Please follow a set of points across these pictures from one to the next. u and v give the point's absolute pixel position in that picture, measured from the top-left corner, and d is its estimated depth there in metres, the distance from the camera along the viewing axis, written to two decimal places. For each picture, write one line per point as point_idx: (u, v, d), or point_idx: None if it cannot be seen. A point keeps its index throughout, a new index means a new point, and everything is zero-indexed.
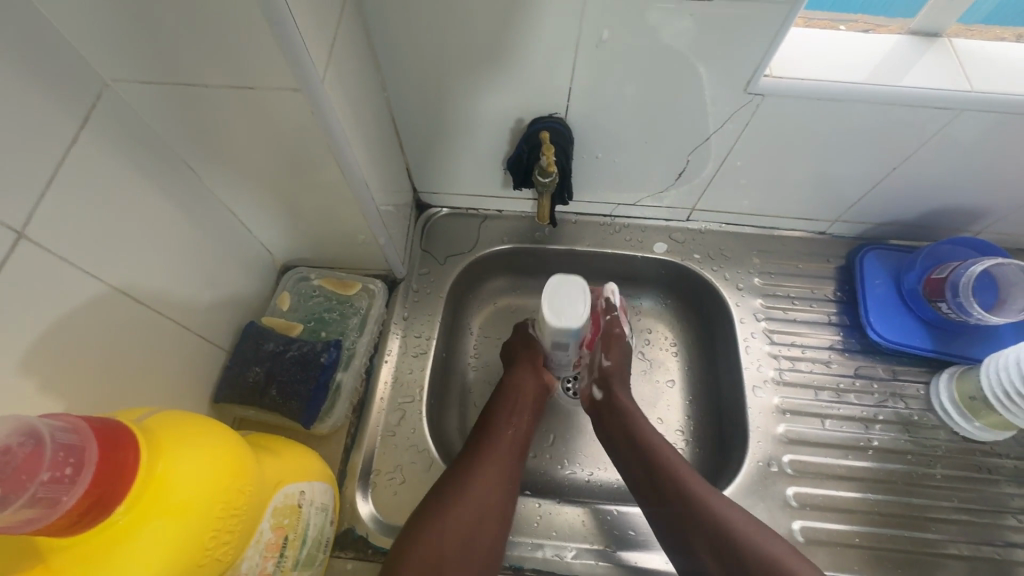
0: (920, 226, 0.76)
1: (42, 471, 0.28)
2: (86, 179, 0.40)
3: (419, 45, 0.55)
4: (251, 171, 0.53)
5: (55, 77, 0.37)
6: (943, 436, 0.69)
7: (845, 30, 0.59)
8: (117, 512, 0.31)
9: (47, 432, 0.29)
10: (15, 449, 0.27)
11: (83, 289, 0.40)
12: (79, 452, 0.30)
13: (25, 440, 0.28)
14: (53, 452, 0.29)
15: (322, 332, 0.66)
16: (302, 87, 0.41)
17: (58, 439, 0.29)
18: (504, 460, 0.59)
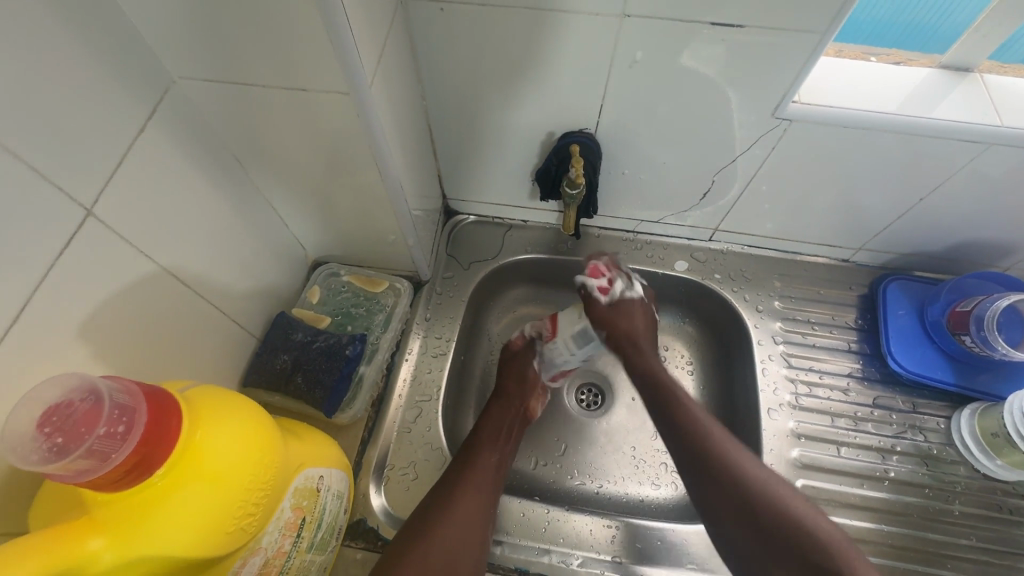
0: (947, 258, 0.75)
1: (99, 426, 0.30)
2: (148, 166, 0.43)
3: (460, 58, 0.58)
4: (295, 168, 0.56)
5: (130, 72, 0.41)
6: (963, 472, 0.67)
7: (876, 62, 0.60)
8: (156, 474, 0.33)
9: (106, 391, 0.31)
10: (77, 404, 0.30)
11: (138, 268, 0.43)
12: (132, 412, 0.32)
13: (86, 397, 0.31)
14: (110, 410, 0.31)
15: (348, 326, 0.68)
16: (351, 91, 0.44)
17: (115, 400, 0.32)
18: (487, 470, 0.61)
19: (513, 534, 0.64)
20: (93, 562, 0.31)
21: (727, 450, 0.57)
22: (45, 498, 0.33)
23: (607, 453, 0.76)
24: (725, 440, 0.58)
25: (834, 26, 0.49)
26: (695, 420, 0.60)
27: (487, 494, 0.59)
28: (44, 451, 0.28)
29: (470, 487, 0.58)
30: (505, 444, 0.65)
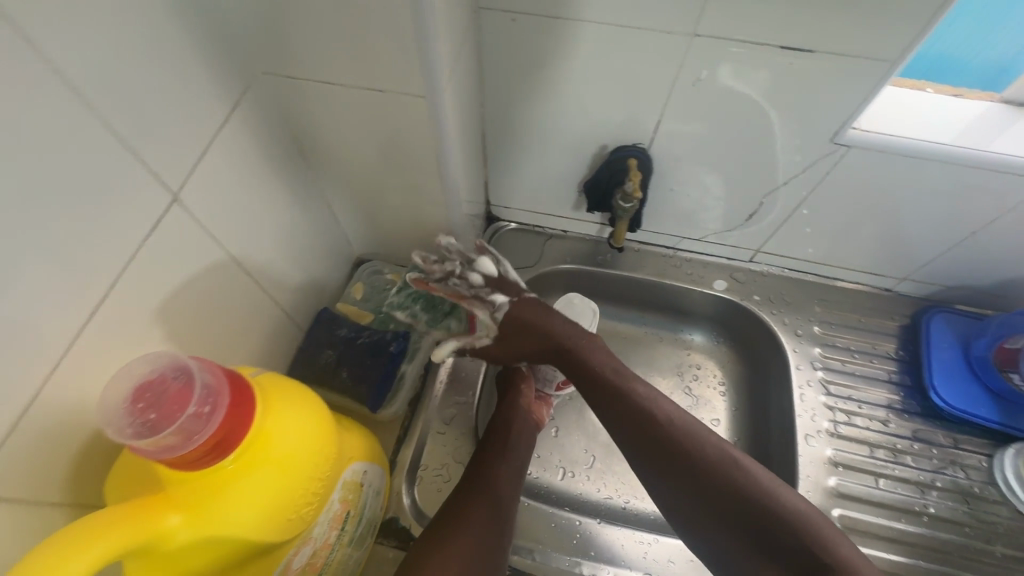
0: (994, 294, 0.74)
1: (188, 405, 0.31)
2: (228, 156, 0.44)
3: (523, 67, 0.59)
4: (357, 167, 0.57)
5: (220, 65, 0.42)
6: (1004, 513, 0.66)
7: (933, 93, 0.60)
8: (228, 458, 0.33)
9: (195, 371, 0.32)
10: (170, 382, 0.32)
11: (210, 254, 0.44)
12: (216, 394, 0.33)
13: (177, 376, 0.32)
14: (198, 390, 0.32)
15: (391, 324, 0.67)
16: (427, 93, 0.45)
17: (203, 380, 0.32)
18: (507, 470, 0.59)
19: (545, 543, 0.65)
20: (168, 537, 0.32)
21: (777, 496, 0.50)
22: (120, 472, 0.34)
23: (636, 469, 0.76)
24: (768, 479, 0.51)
25: (906, 56, 0.49)
26: (705, 454, 0.53)
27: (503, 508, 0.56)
28: (138, 426, 0.30)
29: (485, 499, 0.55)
30: (519, 455, 0.62)
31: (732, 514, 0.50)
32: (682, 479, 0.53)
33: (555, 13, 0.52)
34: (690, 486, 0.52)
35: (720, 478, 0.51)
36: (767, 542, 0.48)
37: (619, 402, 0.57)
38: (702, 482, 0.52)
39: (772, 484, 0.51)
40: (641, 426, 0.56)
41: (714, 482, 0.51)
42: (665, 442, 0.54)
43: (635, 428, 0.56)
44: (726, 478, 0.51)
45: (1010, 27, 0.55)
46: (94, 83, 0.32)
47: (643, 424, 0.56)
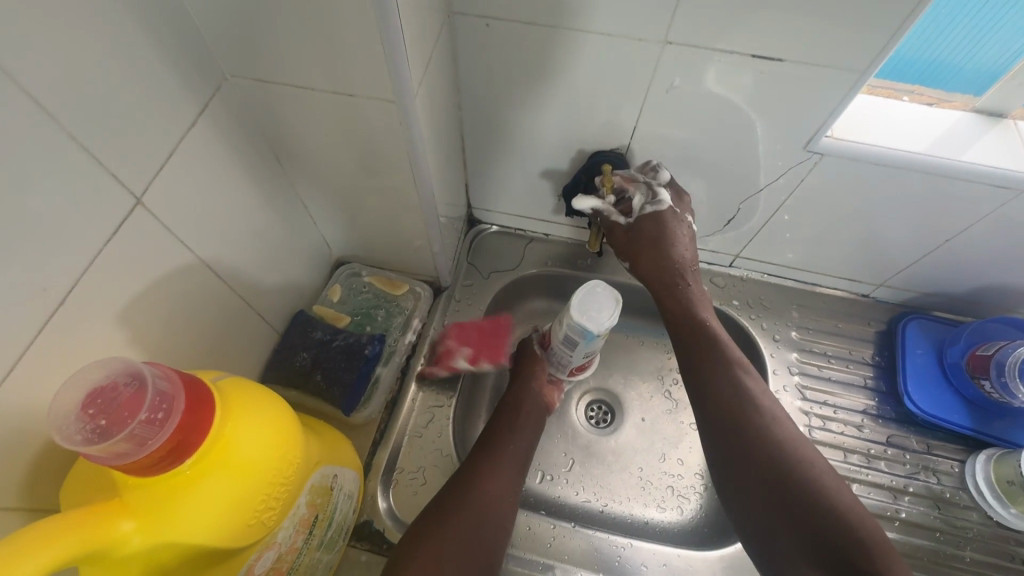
0: (968, 301, 0.75)
1: (140, 412, 0.31)
2: (195, 159, 0.44)
3: (500, 71, 0.59)
4: (331, 169, 0.57)
5: (187, 68, 0.42)
6: (975, 518, 0.66)
7: (907, 102, 0.61)
8: (185, 463, 0.33)
9: (149, 377, 0.32)
10: (122, 388, 0.31)
11: (177, 257, 0.44)
12: (170, 400, 0.33)
13: (130, 381, 0.32)
14: (151, 396, 0.32)
15: (366, 327, 0.68)
16: (397, 98, 0.45)
17: (157, 386, 0.32)
18: (512, 454, 0.62)
19: (519, 547, 0.65)
20: (122, 544, 0.32)
21: (837, 492, 0.50)
22: (76, 478, 0.34)
23: (614, 472, 0.76)
24: (834, 479, 0.51)
25: (875, 64, 0.49)
26: (782, 439, 0.54)
27: (503, 491, 0.58)
28: (87, 432, 0.29)
29: (487, 482, 0.57)
30: (523, 443, 0.64)
31: (789, 507, 0.50)
32: (748, 465, 0.54)
33: (529, 18, 0.52)
34: (762, 479, 0.53)
35: (794, 477, 0.51)
36: (817, 542, 0.48)
37: (712, 390, 0.59)
38: (772, 473, 0.52)
39: (836, 486, 0.51)
40: (721, 413, 0.57)
41: (786, 479, 0.52)
42: (748, 431, 0.55)
43: (720, 419, 0.57)
44: (793, 471, 0.52)
45: (995, 37, 0.53)
46: (50, 86, 0.32)
47: (729, 413, 0.57)
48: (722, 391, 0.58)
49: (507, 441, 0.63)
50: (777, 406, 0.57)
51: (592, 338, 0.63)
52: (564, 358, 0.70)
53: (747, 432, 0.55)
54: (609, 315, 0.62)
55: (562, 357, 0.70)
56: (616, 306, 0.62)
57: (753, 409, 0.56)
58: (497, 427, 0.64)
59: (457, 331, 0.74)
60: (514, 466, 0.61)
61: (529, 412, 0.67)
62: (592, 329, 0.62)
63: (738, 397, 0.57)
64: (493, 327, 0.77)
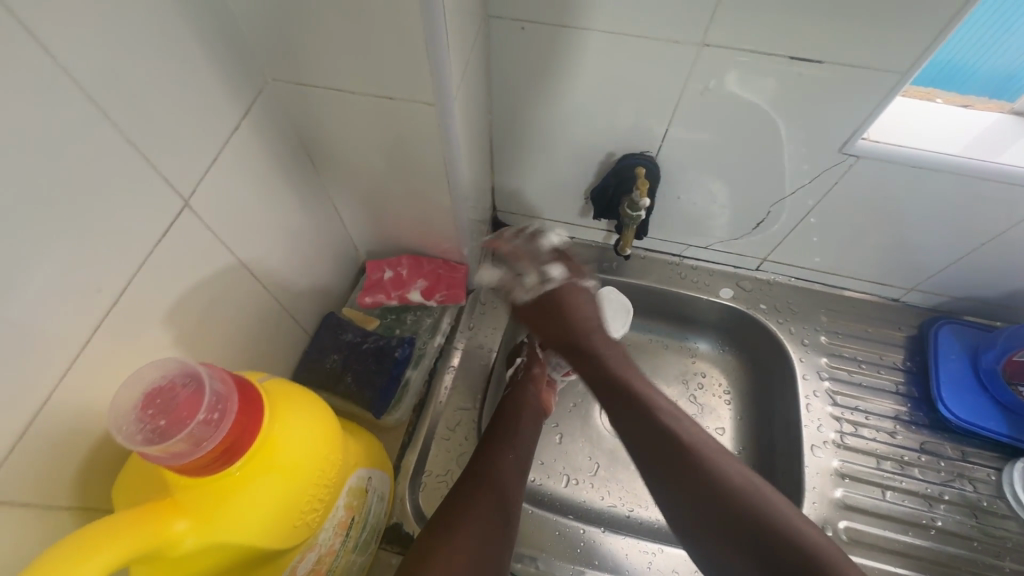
0: (1002, 306, 0.73)
1: (197, 413, 0.31)
2: (237, 162, 0.45)
3: (532, 74, 0.59)
4: (364, 172, 0.57)
5: (232, 72, 0.42)
6: (1013, 527, 0.65)
7: (942, 103, 0.60)
8: (235, 465, 0.33)
9: (205, 378, 0.33)
10: (179, 388, 0.32)
11: (219, 259, 0.45)
12: (225, 401, 0.33)
13: (187, 382, 0.32)
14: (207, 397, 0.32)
15: (396, 329, 0.67)
16: (436, 101, 0.46)
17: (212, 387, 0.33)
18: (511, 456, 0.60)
19: (548, 552, 0.65)
20: (176, 544, 0.32)
21: (771, 508, 0.47)
22: (127, 479, 0.34)
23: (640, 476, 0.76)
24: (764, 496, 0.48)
25: (916, 66, 0.49)
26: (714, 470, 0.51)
27: (509, 489, 0.57)
28: (146, 432, 0.30)
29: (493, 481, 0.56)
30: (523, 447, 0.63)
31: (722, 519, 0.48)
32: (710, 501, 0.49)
33: (565, 22, 0.52)
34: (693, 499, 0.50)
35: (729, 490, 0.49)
36: None
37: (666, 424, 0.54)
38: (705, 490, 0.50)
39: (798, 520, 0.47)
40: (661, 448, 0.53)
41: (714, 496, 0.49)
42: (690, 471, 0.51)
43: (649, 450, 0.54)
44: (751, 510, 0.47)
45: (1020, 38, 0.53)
46: (108, 91, 0.32)
47: (643, 443, 0.54)
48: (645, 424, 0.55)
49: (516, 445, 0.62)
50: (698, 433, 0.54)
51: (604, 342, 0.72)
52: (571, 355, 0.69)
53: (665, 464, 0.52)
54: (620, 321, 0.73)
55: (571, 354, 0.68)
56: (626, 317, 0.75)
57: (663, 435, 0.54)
58: (501, 432, 0.63)
59: (409, 261, 0.68)
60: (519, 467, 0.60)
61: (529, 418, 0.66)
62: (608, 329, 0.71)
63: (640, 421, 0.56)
64: (452, 267, 0.69)
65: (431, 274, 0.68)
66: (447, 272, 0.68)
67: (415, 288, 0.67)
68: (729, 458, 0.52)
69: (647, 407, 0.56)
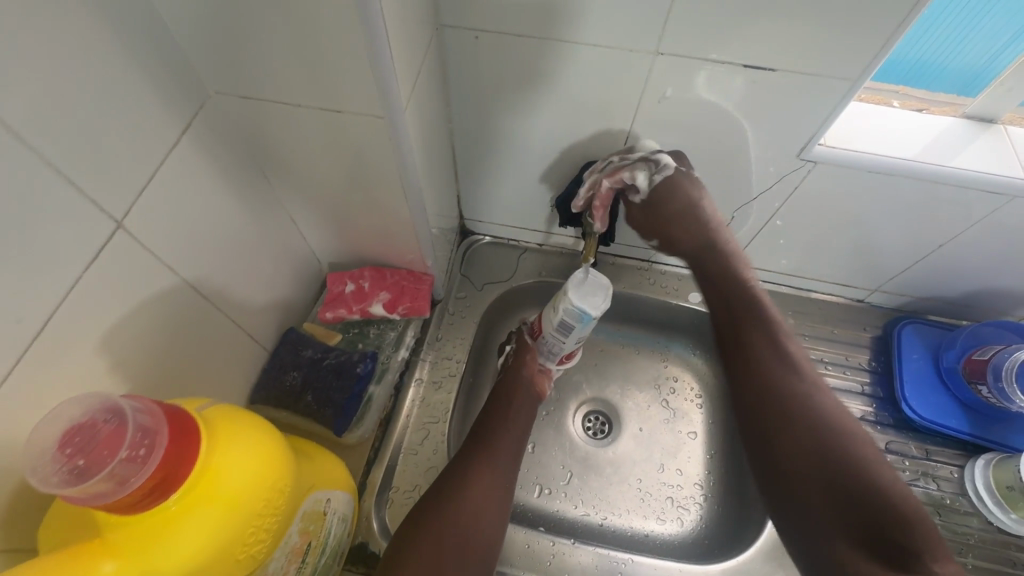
0: (962, 305, 0.75)
1: (121, 449, 0.30)
2: (176, 179, 0.43)
3: (492, 83, 0.58)
4: (320, 185, 0.55)
5: (167, 87, 0.41)
6: (976, 524, 0.66)
7: (898, 107, 0.61)
8: (170, 499, 0.32)
9: (129, 412, 0.31)
10: (101, 424, 0.30)
11: (161, 280, 0.43)
12: (153, 435, 0.31)
13: (109, 418, 0.30)
14: (132, 433, 0.31)
15: (359, 344, 0.66)
16: (385, 114, 0.45)
17: (138, 422, 0.31)
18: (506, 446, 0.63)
19: (519, 566, 0.64)
20: None
21: (872, 464, 0.51)
22: (55, 519, 0.33)
23: (613, 484, 0.76)
24: (880, 459, 0.51)
25: (868, 71, 0.49)
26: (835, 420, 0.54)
27: (486, 512, 0.56)
28: (64, 473, 0.28)
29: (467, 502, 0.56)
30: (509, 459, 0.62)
31: (827, 478, 0.51)
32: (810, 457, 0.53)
33: (520, 31, 0.52)
34: (809, 462, 0.53)
35: (846, 450, 0.52)
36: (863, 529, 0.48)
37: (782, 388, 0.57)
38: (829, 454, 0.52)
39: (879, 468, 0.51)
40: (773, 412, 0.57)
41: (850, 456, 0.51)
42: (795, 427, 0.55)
43: (763, 412, 0.58)
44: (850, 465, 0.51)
45: (977, 36, 0.53)
46: (25, 111, 0.31)
47: (790, 405, 0.56)
48: (775, 391, 0.58)
49: (492, 460, 0.61)
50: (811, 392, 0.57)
51: (584, 323, 0.62)
52: (555, 345, 0.68)
53: (795, 423, 0.55)
54: (601, 297, 0.61)
55: (552, 346, 0.68)
56: (608, 291, 0.62)
57: (799, 396, 0.56)
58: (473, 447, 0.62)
59: (372, 274, 0.66)
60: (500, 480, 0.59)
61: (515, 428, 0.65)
62: (586, 308, 0.60)
63: (777, 389, 0.58)
64: (416, 278, 0.67)
65: (395, 285, 0.67)
66: (411, 283, 0.67)
67: (378, 301, 0.65)
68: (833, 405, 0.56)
69: (781, 364, 0.59)
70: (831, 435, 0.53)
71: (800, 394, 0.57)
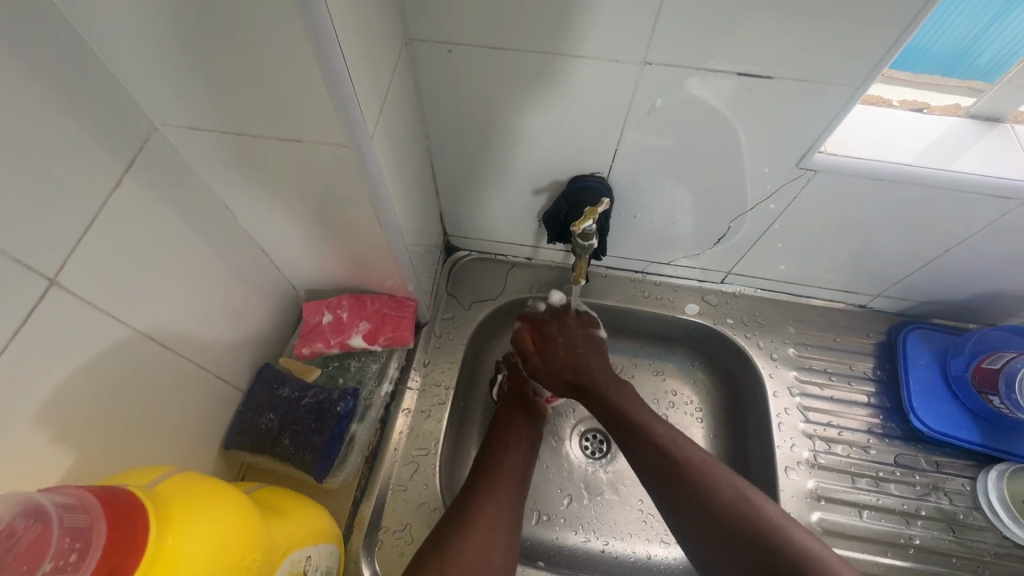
0: (967, 308, 0.72)
1: (45, 560, 0.27)
2: (121, 223, 0.40)
3: (467, 98, 0.55)
4: (286, 215, 0.52)
5: (103, 125, 0.37)
6: (991, 539, 0.64)
7: (898, 107, 0.57)
8: None
9: (53, 514, 0.28)
10: (20, 533, 0.27)
11: (110, 334, 0.40)
12: (85, 535, 0.29)
13: (29, 523, 0.27)
14: (59, 537, 0.28)
15: (339, 379, 0.62)
16: (349, 142, 0.41)
17: (65, 523, 0.28)
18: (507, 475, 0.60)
19: None
20: None
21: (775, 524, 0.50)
22: None
23: (614, 507, 0.72)
24: (773, 510, 0.51)
25: (869, 78, 0.46)
26: (716, 493, 0.53)
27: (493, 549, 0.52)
28: None
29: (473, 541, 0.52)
30: (510, 489, 0.59)
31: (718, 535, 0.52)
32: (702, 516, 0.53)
33: (494, 43, 0.48)
34: (702, 531, 0.53)
35: (727, 515, 0.51)
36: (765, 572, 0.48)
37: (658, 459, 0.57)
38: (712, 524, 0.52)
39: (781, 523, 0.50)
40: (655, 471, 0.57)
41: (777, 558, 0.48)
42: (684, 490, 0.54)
43: (655, 475, 0.57)
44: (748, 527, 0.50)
45: (1003, 23, 0.48)
46: None
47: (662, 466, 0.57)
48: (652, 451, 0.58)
49: (493, 495, 0.57)
50: (720, 477, 0.54)
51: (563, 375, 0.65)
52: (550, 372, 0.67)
53: (681, 491, 0.54)
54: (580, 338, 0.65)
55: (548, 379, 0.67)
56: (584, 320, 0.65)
57: (697, 473, 0.55)
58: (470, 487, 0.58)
59: (350, 302, 0.62)
60: (505, 510, 0.56)
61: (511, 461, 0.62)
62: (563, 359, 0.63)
63: (658, 449, 0.58)
64: (398, 304, 0.64)
65: (376, 314, 0.63)
66: (393, 310, 0.63)
67: (357, 332, 0.62)
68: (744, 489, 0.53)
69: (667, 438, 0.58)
70: (736, 501, 0.52)
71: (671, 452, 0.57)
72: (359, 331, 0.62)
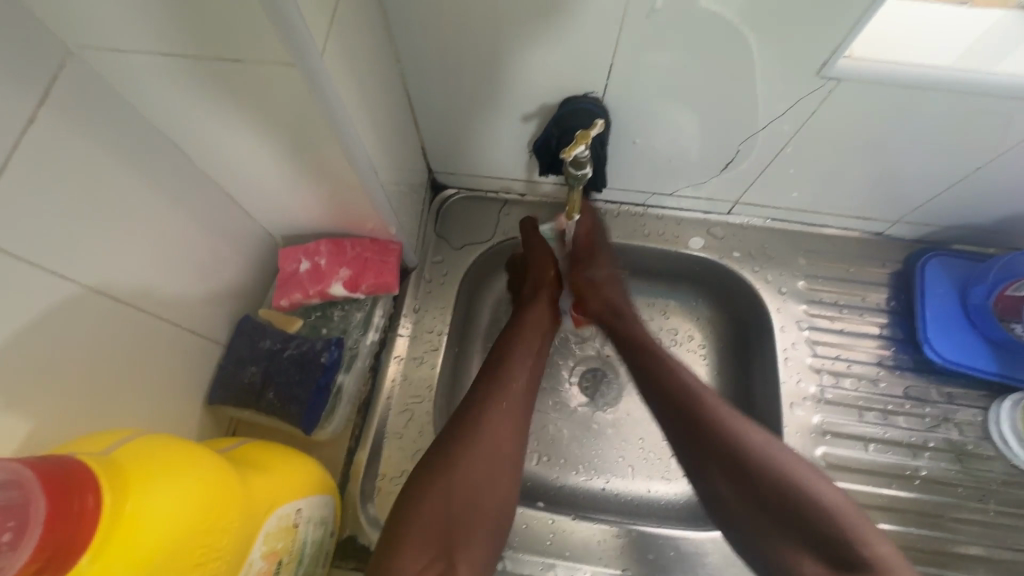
0: (993, 231, 0.67)
1: None
2: (44, 169, 0.35)
3: (437, 7, 0.47)
4: (241, 151, 0.46)
5: (3, 49, 0.32)
6: (998, 468, 0.63)
7: (937, 2, 0.48)
8: (83, 561, 0.28)
9: None
10: None
11: (51, 292, 0.36)
12: (22, 512, 0.27)
13: None
14: None
15: (322, 330, 0.60)
16: (295, 62, 0.35)
17: None
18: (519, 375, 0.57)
19: (517, 548, 0.61)
20: None
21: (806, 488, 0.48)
22: None
23: (614, 445, 0.72)
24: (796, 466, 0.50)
25: None
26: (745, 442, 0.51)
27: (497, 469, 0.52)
28: None
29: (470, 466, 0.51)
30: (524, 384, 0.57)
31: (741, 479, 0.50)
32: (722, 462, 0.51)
33: None
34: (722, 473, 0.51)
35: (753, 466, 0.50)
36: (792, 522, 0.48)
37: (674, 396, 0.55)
38: (816, 552, 0.46)
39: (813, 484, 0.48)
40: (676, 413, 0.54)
41: (806, 515, 0.47)
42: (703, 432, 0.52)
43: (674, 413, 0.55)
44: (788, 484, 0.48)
45: None
46: None
47: (772, 492, 0.48)
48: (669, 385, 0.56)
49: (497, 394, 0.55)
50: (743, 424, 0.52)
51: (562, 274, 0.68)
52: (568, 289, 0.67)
53: (705, 436, 0.52)
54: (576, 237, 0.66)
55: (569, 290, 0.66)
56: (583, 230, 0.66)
57: (797, 490, 0.48)
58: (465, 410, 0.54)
59: (328, 248, 0.58)
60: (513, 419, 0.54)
61: (483, 447, 0.52)
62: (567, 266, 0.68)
63: (769, 466, 0.49)
64: (381, 249, 0.60)
65: (356, 260, 0.59)
66: (375, 256, 0.59)
67: (337, 280, 0.58)
68: (773, 442, 0.51)
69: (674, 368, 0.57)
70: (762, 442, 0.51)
71: (783, 469, 0.49)
72: (340, 281, 0.58)
